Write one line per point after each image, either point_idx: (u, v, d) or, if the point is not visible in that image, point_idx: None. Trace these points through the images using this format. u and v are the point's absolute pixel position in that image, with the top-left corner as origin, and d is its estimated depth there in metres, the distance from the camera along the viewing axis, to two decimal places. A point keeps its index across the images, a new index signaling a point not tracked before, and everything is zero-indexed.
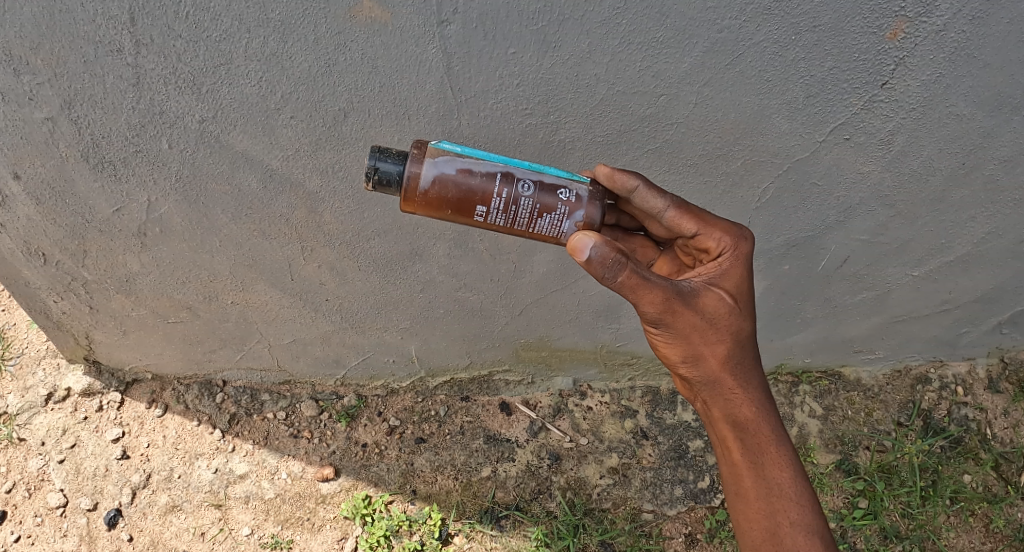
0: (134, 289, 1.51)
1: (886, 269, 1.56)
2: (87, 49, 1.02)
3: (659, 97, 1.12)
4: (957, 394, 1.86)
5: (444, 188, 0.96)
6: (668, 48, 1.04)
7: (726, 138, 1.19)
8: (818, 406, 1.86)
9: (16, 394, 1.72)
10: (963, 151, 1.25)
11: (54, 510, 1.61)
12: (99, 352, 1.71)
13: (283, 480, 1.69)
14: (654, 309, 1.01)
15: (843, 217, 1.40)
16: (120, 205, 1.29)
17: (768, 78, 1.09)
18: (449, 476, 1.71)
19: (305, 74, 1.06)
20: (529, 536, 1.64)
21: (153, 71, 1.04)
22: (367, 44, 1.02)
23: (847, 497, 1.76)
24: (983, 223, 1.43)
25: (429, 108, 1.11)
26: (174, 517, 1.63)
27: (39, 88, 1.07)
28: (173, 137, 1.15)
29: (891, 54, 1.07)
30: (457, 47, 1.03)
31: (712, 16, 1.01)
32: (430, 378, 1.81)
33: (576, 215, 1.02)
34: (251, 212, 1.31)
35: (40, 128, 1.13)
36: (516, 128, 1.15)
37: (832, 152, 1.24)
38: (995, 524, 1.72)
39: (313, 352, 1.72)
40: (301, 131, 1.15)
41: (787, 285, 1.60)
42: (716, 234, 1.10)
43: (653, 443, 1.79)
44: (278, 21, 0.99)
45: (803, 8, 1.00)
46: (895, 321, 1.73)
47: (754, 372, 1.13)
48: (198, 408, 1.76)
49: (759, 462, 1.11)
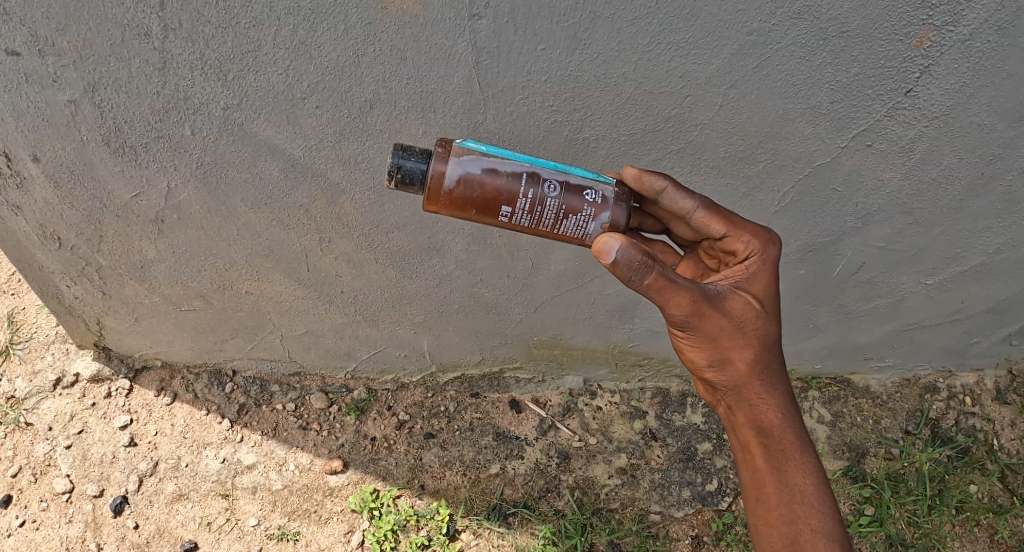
0: (149, 276, 1.50)
1: (900, 277, 1.57)
2: (115, 32, 1.01)
3: (685, 98, 1.12)
4: (965, 404, 1.87)
5: (468, 187, 0.96)
6: (697, 49, 1.04)
7: (749, 140, 1.19)
8: (827, 412, 1.87)
9: (24, 378, 1.71)
10: (983, 161, 1.25)
11: (60, 496, 1.61)
12: (110, 338, 1.70)
13: (291, 472, 1.69)
14: (681, 311, 1.01)
15: (861, 224, 1.40)
16: (140, 191, 1.28)
17: (793, 82, 1.09)
18: (458, 472, 1.70)
19: (333, 64, 1.06)
20: (537, 534, 1.64)
21: (179, 56, 1.04)
22: (397, 35, 1.02)
23: (854, 504, 1.76)
24: (999, 234, 1.43)
25: (456, 101, 1.11)
26: (181, 506, 1.63)
27: (64, 71, 1.07)
28: (196, 123, 1.15)
29: (916, 62, 1.07)
30: (487, 41, 1.03)
31: (742, 19, 1.00)
32: (440, 373, 1.81)
33: (602, 217, 1.02)
34: (271, 202, 1.31)
35: (62, 111, 1.13)
36: (541, 124, 1.15)
37: (854, 158, 1.24)
38: (999, 534, 1.73)
39: (324, 344, 1.71)
40: (326, 120, 1.14)
41: (802, 290, 1.60)
42: (744, 237, 1.10)
43: (661, 445, 1.79)
44: (309, 10, 0.99)
45: (832, 13, 1.00)
46: (906, 330, 1.74)
47: (780, 378, 1.13)
48: (207, 398, 1.76)
49: (782, 468, 1.10)
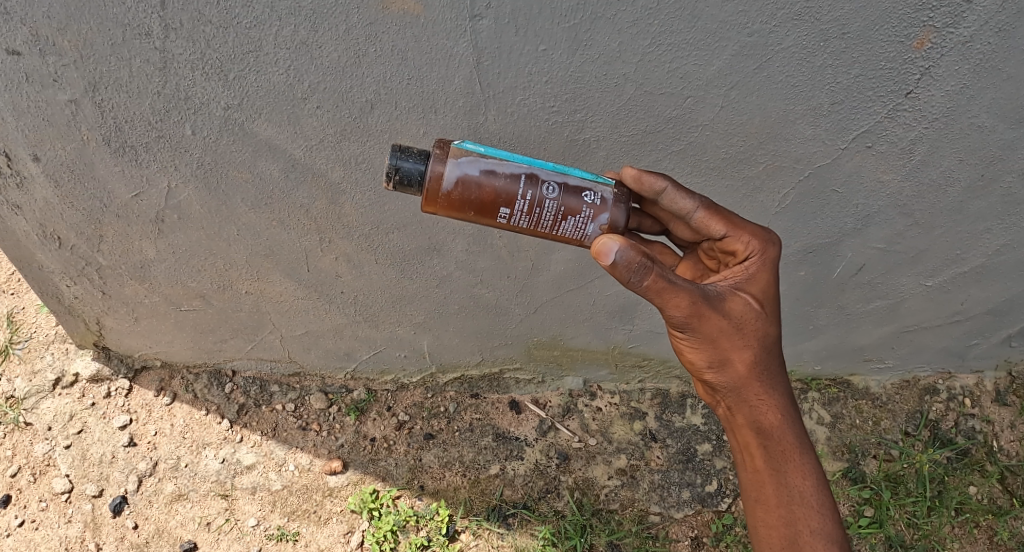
0: (149, 275, 1.50)
1: (900, 278, 1.57)
2: (115, 32, 1.01)
3: (685, 99, 1.12)
4: (964, 405, 1.87)
5: (466, 189, 0.96)
6: (698, 50, 1.05)
7: (750, 141, 1.19)
8: (826, 414, 1.87)
9: (23, 378, 1.71)
10: (983, 163, 1.25)
11: (59, 495, 1.60)
12: (109, 338, 1.70)
13: (291, 472, 1.68)
14: (681, 313, 1.01)
15: (861, 225, 1.40)
16: (140, 191, 1.28)
17: (794, 84, 1.09)
18: (458, 473, 1.70)
19: (333, 64, 1.06)
20: (537, 535, 1.64)
21: (180, 56, 1.04)
22: (398, 36, 1.02)
23: (853, 505, 1.76)
24: (999, 235, 1.43)
25: (457, 102, 1.11)
26: (180, 506, 1.63)
27: (64, 70, 1.07)
28: (197, 123, 1.15)
29: (916, 63, 1.07)
30: (488, 42, 1.03)
31: (743, 20, 1.01)
32: (440, 373, 1.81)
33: (600, 218, 1.02)
34: (271, 202, 1.31)
35: (63, 111, 1.13)
36: (542, 125, 1.15)
37: (854, 160, 1.24)
38: (999, 536, 1.73)
39: (324, 344, 1.71)
40: (326, 120, 1.14)
41: (802, 291, 1.60)
42: (744, 238, 1.10)
43: (661, 446, 1.79)
44: (309, 10, 0.99)
45: (833, 15, 1.00)
46: (906, 331, 1.74)
47: (779, 379, 1.13)
48: (207, 398, 1.76)
49: (781, 469, 1.11)
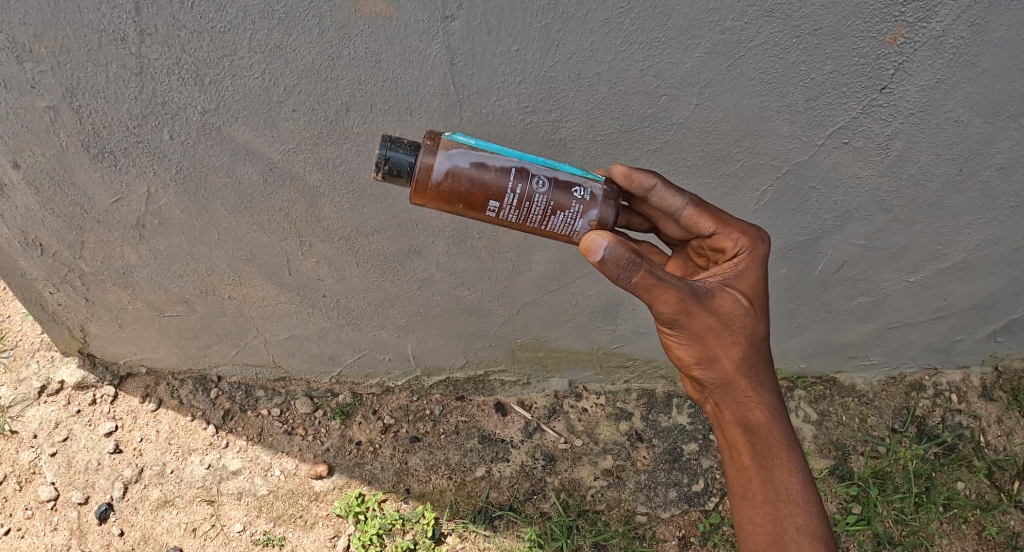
0: (132, 282, 1.50)
1: (883, 275, 1.57)
2: (91, 38, 1.02)
3: (660, 97, 1.13)
4: (951, 401, 1.87)
5: (456, 181, 0.96)
6: (671, 48, 1.05)
7: (726, 139, 1.20)
8: (813, 411, 1.87)
9: (9, 386, 1.71)
10: (960, 157, 1.26)
11: (45, 503, 1.60)
12: (94, 345, 1.70)
13: (276, 477, 1.68)
14: (669, 309, 1.02)
15: (840, 222, 1.41)
16: (120, 196, 1.28)
17: (768, 80, 1.10)
18: (443, 476, 1.70)
19: (308, 68, 1.06)
20: (523, 537, 1.64)
21: (156, 61, 1.05)
22: (370, 38, 1.03)
23: (841, 503, 1.76)
24: (979, 231, 1.44)
25: (432, 103, 1.12)
26: (167, 512, 1.62)
27: (42, 77, 1.07)
28: (174, 129, 1.15)
29: (891, 58, 1.08)
30: (461, 42, 1.04)
31: (714, 18, 1.02)
32: (425, 377, 1.81)
33: (589, 214, 1.02)
34: (251, 205, 1.31)
35: (42, 117, 1.13)
36: (518, 125, 1.16)
37: (831, 156, 1.25)
38: (987, 531, 1.72)
39: (309, 349, 1.72)
40: (303, 124, 1.15)
41: (785, 289, 1.61)
42: (733, 234, 1.11)
43: (647, 446, 1.79)
44: (283, 13, 0.99)
45: (804, 11, 1.01)
46: (891, 327, 1.74)
47: (767, 376, 1.13)
48: (192, 404, 1.76)
49: (768, 467, 1.11)
